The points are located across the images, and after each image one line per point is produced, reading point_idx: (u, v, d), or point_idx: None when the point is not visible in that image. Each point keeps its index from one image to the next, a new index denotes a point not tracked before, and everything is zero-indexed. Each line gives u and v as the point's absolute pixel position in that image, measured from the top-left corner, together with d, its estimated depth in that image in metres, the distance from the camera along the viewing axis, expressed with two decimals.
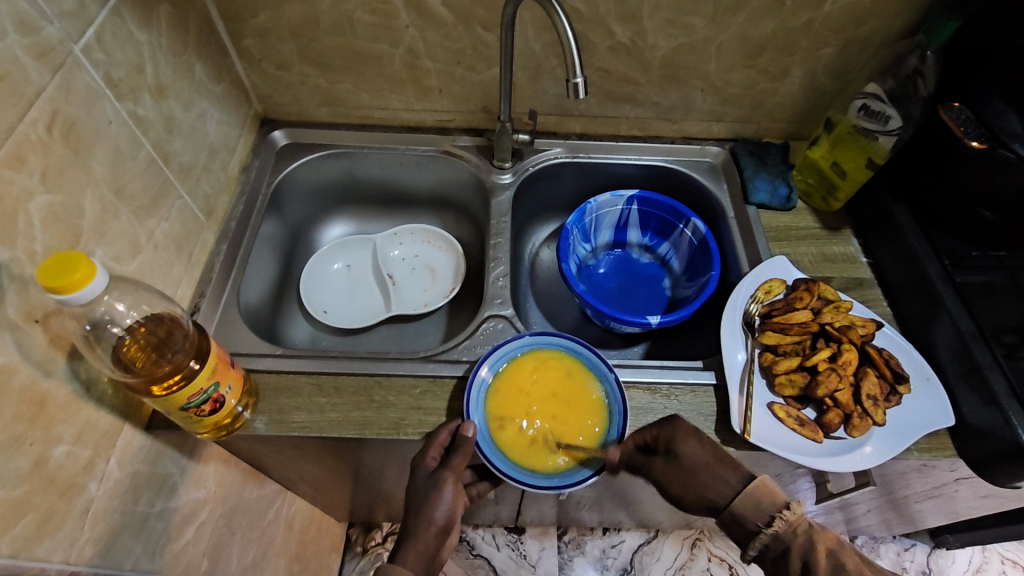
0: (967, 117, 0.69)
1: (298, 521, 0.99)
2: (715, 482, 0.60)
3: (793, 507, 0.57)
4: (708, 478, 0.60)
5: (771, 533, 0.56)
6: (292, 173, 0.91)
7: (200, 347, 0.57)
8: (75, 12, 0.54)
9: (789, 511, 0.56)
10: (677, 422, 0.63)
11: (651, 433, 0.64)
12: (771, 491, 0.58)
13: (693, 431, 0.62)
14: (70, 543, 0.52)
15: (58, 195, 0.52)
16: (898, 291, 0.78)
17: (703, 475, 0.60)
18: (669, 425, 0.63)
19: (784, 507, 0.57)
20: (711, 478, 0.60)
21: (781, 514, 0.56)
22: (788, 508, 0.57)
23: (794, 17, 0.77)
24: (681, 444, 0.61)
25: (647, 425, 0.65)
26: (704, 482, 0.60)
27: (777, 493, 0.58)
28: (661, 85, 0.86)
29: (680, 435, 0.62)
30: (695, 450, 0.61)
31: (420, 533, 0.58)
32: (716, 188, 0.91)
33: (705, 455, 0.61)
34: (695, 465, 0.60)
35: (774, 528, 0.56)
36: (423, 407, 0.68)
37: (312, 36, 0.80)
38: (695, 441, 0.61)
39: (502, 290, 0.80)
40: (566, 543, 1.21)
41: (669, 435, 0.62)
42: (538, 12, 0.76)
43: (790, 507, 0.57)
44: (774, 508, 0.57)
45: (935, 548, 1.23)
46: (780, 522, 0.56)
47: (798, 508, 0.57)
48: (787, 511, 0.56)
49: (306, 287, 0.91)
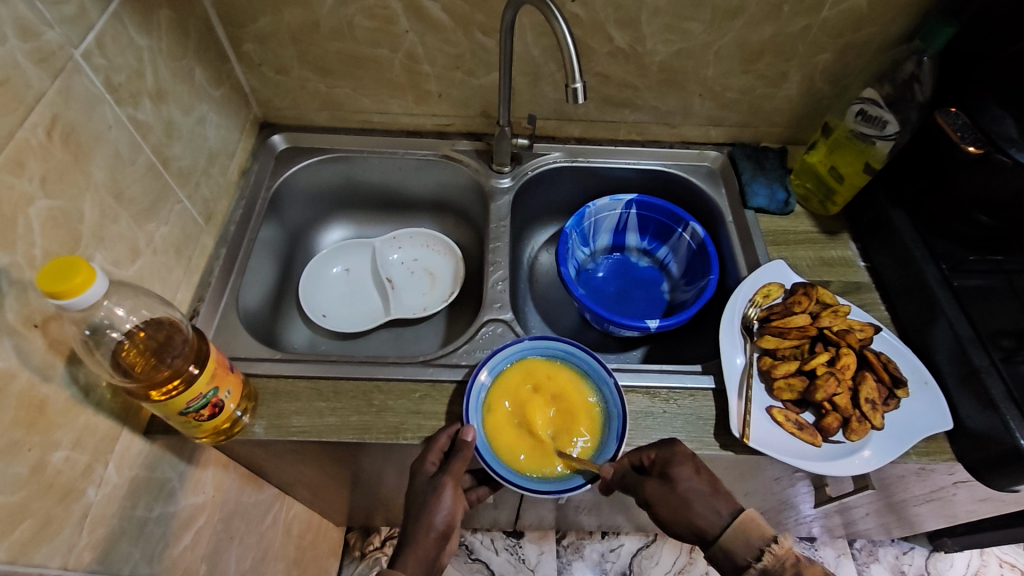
0: (963, 122, 0.69)
1: (297, 525, 0.99)
2: (706, 510, 0.58)
3: (781, 540, 0.55)
4: (700, 506, 0.58)
5: (761, 569, 0.54)
6: (291, 177, 0.91)
7: (199, 351, 0.58)
8: (75, 18, 0.54)
9: (777, 544, 0.54)
10: (676, 446, 0.62)
11: (648, 454, 0.63)
12: (759, 524, 0.56)
13: (691, 458, 0.61)
14: (67, 548, 0.51)
15: (58, 200, 0.52)
16: (895, 293, 0.78)
17: (697, 503, 0.58)
18: (668, 447, 0.62)
19: (772, 540, 0.55)
20: (704, 507, 0.58)
21: (769, 547, 0.54)
22: (776, 542, 0.55)
23: (792, 23, 0.77)
24: (677, 467, 0.60)
25: (646, 446, 0.64)
26: (695, 510, 0.58)
27: (765, 527, 0.56)
28: (660, 90, 0.87)
29: (677, 457, 0.61)
30: (690, 475, 0.59)
31: (420, 539, 0.58)
32: (715, 193, 0.91)
33: (702, 483, 0.59)
34: (689, 490, 0.59)
35: (764, 563, 0.54)
36: (423, 412, 0.68)
37: (312, 41, 0.80)
38: (691, 466, 0.60)
39: (501, 294, 0.80)
40: (565, 547, 1.21)
41: (667, 457, 0.62)
42: (537, 18, 0.76)
43: (778, 541, 0.54)
44: (763, 542, 0.55)
45: (934, 551, 1.23)
46: (769, 556, 0.54)
47: (788, 543, 0.55)
48: (775, 545, 0.54)
49: (306, 290, 0.91)
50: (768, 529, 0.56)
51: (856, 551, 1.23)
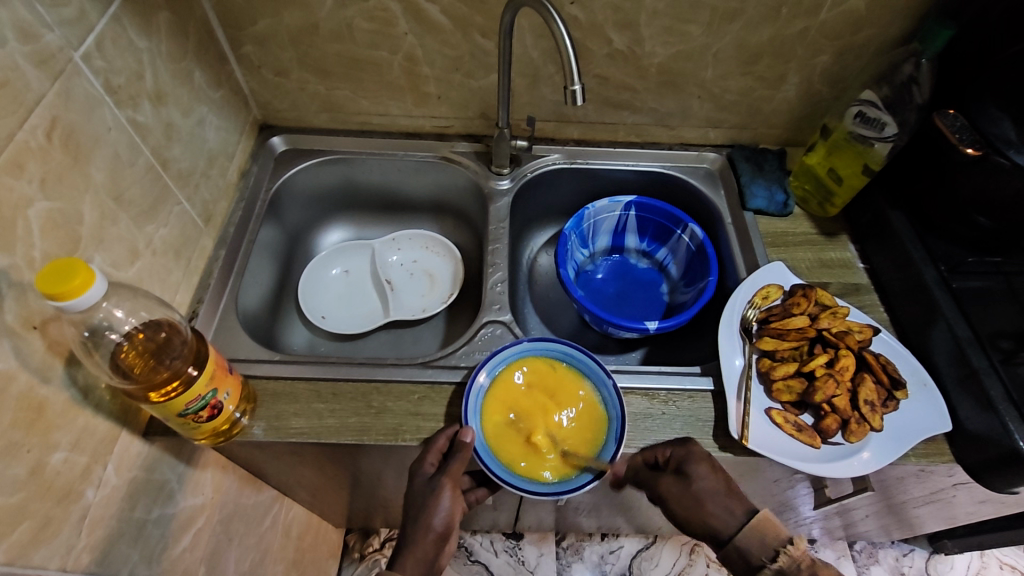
0: (962, 124, 0.70)
1: (296, 527, 0.99)
2: (720, 510, 0.59)
3: (796, 542, 0.56)
4: (713, 506, 0.59)
5: (776, 569, 0.55)
6: (290, 178, 0.91)
7: (197, 353, 0.58)
8: (75, 20, 0.55)
9: (793, 545, 0.56)
10: (692, 445, 0.63)
11: (664, 452, 0.64)
12: (775, 525, 0.57)
13: (707, 457, 0.62)
14: (66, 550, 0.51)
15: (58, 202, 0.53)
16: (894, 295, 0.78)
17: (710, 503, 0.59)
18: (683, 446, 0.63)
19: (787, 542, 0.56)
20: (718, 507, 0.59)
21: (785, 548, 0.55)
22: (792, 544, 0.56)
23: (790, 25, 0.77)
24: (693, 465, 0.61)
25: (661, 443, 0.65)
26: (710, 509, 0.59)
27: (781, 528, 0.57)
28: (658, 91, 0.87)
29: (693, 456, 0.61)
30: (706, 475, 0.60)
31: (419, 541, 0.58)
32: (713, 194, 0.91)
33: (716, 482, 0.60)
34: (704, 490, 0.60)
35: (779, 563, 0.55)
36: (422, 413, 0.68)
37: (311, 43, 0.81)
38: (707, 465, 0.61)
39: (500, 296, 0.80)
40: (564, 548, 1.21)
41: (683, 455, 0.62)
42: (536, 20, 0.76)
43: (793, 542, 0.56)
44: (779, 542, 0.56)
45: (934, 553, 1.23)
46: (784, 556, 0.55)
47: (804, 544, 0.56)
48: (790, 546, 0.55)
49: (305, 292, 0.91)
50: (783, 529, 0.57)
51: (856, 553, 1.23)
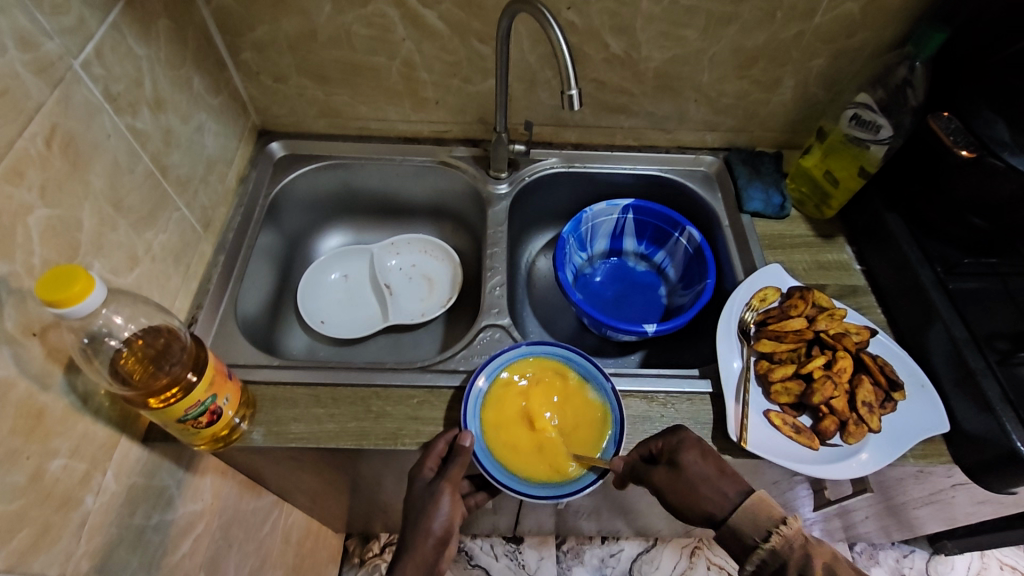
0: (956, 126, 0.71)
1: (295, 532, 0.99)
2: (713, 494, 0.58)
3: (790, 521, 0.54)
4: (706, 490, 0.59)
5: (768, 548, 0.54)
6: (290, 184, 0.92)
7: (197, 359, 0.57)
8: (75, 28, 0.55)
9: (787, 525, 0.54)
10: (682, 433, 0.63)
11: (656, 444, 0.64)
12: (769, 505, 0.56)
13: (698, 443, 0.62)
14: (65, 557, 0.51)
15: (56, 209, 0.53)
16: (891, 296, 0.78)
17: (704, 487, 0.59)
18: (675, 434, 0.63)
19: (781, 521, 0.54)
20: (711, 491, 0.59)
21: (777, 528, 0.54)
22: (787, 523, 0.54)
23: (785, 28, 0.78)
24: (684, 452, 0.61)
25: (653, 437, 0.66)
26: (703, 494, 0.59)
27: (775, 508, 0.56)
28: (655, 95, 0.87)
29: (684, 444, 0.62)
30: (697, 460, 0.60)
31: (418, 545, 0.59)
32: (710, 197, 0.91)
33: (708, 467, 0.60)
34: (696, 476, 0.59)
35: (772, 543, 0.54)
36: (420, 417, 0.69)
37: (309, 49, 0.81)
38: (697, 451, 0.61)
39: (499, 300, 0.80)
40: (565, 552, 1.21)
41: (674, 445, 0.63)
42: (532, 25, 0.77)
43: (787, 522, 0.54)
44: (772, 522, 0.55)
45: (934, 554, 1.23)
46: (778, 536, 0.53)
47: (798, 524, 0.54)
48: (783, 526, 0.54)
49: (304, 296, 0.92)
50: (778, 510, 0.56)
51: (856, 555, 1.23)
